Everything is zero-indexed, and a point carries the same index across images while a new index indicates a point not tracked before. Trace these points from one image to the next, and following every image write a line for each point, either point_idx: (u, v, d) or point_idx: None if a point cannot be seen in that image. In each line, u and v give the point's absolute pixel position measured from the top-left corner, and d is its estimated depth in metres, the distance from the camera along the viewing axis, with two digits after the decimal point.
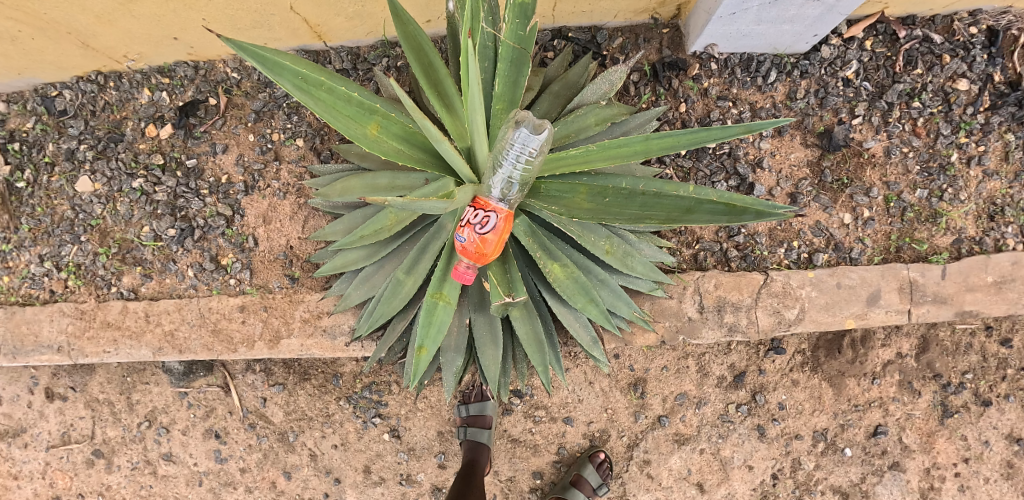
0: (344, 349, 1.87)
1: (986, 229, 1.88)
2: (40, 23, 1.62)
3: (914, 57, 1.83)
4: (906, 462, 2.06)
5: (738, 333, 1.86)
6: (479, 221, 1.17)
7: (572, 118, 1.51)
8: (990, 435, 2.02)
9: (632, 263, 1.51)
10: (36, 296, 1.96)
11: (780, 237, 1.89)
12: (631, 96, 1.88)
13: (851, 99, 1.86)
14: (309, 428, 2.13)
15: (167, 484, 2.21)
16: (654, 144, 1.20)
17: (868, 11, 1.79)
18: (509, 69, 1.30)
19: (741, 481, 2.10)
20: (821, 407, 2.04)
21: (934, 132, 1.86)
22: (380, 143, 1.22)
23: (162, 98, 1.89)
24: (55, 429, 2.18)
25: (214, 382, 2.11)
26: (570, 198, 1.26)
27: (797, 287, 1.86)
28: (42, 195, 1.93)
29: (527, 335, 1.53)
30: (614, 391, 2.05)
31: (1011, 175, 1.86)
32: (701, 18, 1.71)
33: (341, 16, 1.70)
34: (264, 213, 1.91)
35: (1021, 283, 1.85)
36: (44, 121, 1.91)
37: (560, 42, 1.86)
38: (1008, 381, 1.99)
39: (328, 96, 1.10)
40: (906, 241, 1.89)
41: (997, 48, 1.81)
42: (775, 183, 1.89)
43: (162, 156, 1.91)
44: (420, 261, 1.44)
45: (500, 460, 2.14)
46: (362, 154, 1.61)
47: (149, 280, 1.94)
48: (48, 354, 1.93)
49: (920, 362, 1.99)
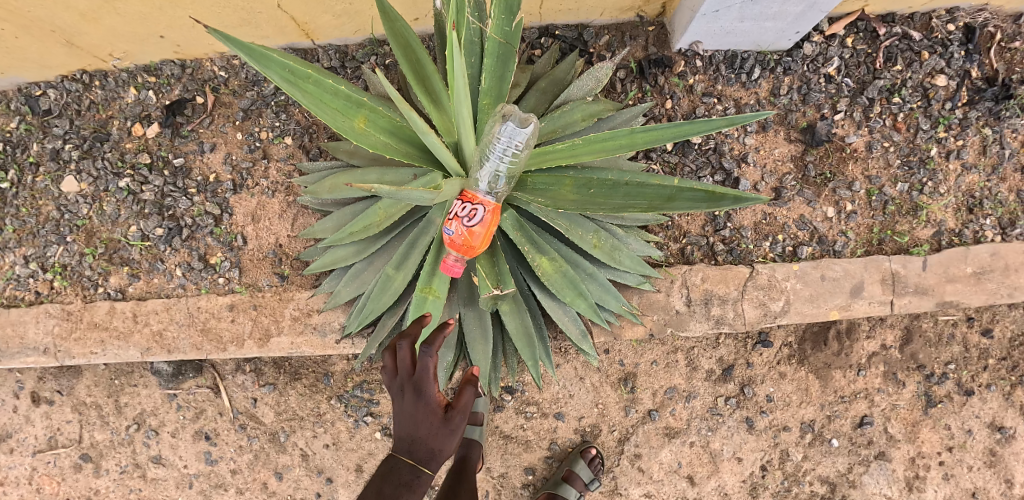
0: (334, 347, 1.87)
1: (965, 221, 1.92)
2: (23, 22, 1.61)
3: (894, 54, 1.87)
4: (892, 452, 2.09)
5: (725, 325, 1.89)
6: (467, 214, 1.18)
7: (559, 114, 1.52)
8: (972, 424, 2.06)
9: (619, 257, 1.53)
10: (21, 298, 1.94)
11: (765, 231, 1.92)
12: (618, 93, 1.90)
13: (833, 95, 1.90)
14: (300, 428, 2.12)
15: (156, 488, 2.20)
16: (639, 137, 1.22)
17: (848, 8, 1.83)
18: (495, 64, 1.32)
19: (730, 473, 2.13)
20: (808, 399, 2.07)
21: (913, 127, 1.90)
22: (368, 136, 1.23)
23: (148, 97, 1.88)
24: (41, 434, 2.15)
25: (203, 384, 2.09)
26: (556, 190, 1.28)
27: (782, 280, 1.89)
28: (26, 195, 1.91)
29: (516, 330, 1.55)
30: (605, 386, 2.07)
31: (989, 168, 1.91)
32: (685, 16, 1.74)
33: (329, 14, 1.71)
34: (252, 212, 1.90)
35: (999, 274, 1.89)
36: (28, 121, 1.89)
37: (547, 40, 1.88)
38: (989, 371, 2.03)
39: (315, 89, 1.12)
40: (888, 234, 1.92)
41: (974, 45, 1.86)
42: (759, 178, 1.92)
43: (148, 155, 1.90)
44: (408, 257, 1.46)
45: (492, 457, 2.15)
46: (350, 151, 1.61)
47: (137, 280, 1.92)
48: (33, 356, 1.91)
49: (904, 354, 2.03)
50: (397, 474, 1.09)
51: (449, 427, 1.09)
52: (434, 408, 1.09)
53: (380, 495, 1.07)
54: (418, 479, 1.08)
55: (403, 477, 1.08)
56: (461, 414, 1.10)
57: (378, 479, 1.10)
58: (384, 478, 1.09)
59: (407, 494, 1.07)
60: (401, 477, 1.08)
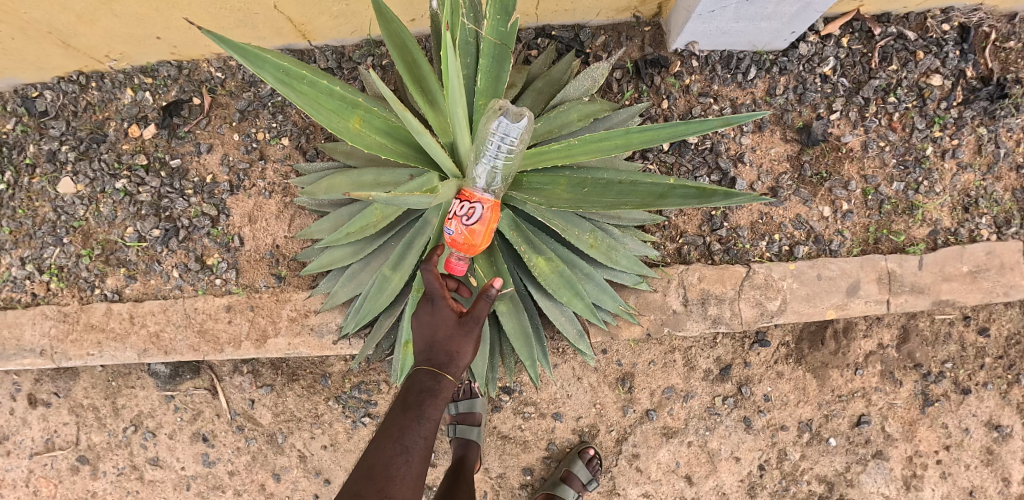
0: (331, 348, 1.87)
1: (961, 220, 1.92)
2: (20, 23, 1.61)
3: (889, 54, 1.87)
4: (889, 451, 2.09)
5: (722, 325, 1.89)
6: (465, 212, 1.21)
7: (555, 114, 1.52)
8: (969, 423, 2.06)
9: (616, 256, 1.53)
10: (17, 300, 1.94)
11: (761, 230, 1.92)
12: (615, 93, 1.90)
13: (828, 95, 1.90)
14: (298, 429, 2.12)
15: (154, 490, 2.19)
16: (635, 137, 1.22)
17: (843, 9, 1.84)
18: (491, 64, 1.32)
19: (728, 473, 2.13)
20: (805, 398, 2.07)
21: (909, 126, 1.90)
22: (363, 137, 1.23)
23: (145, 98, 1.88)
24: (38, 436, 2.15)
25: (201, 385, 2.09)
26: (550, 190, 1.30)
27: (779, 280, 1.89)
28: (23, 197, 1.91)
29: (514, 329, 1.55)
30: (602, 386, 2.07)
31: (984, 167, 1.91)
32: (681, 16, 1.74)
33: (326, 15, 1.71)
34: (249, 213, 1.90)
35: (995, 273, 1.90)
36: (25, 122, 1.89)
37: (544, 41, 1.88)
38: (986, 369, 2.03)
39: (311, 89, 1.12)
40: (884, 233, 1.93)
41: (969, 45, 1.86)
42: (756, 178, 1.92)
43: (145, 156, 1.90)
44: (405, 257, 1.46)
45: (490, 458, 2.15)
46: (347, 151, 1.61)
47: (134, 282, 1.92)
48: (30, 358, 1.91)
49: (901, 352, 2.03)
50: (419, 382, 1.18)
51: (464, 331, 1.21)
52: (449, 314, 1.22)
53: (406, 402, 1.15)
54: (439, 383, 1.18)
55: (426, 383, 1.18)
56: (475, 319, 1.21)
57: (401, 392, 1.18)
58: (408, 387, 1.18)
59: (431, 397, 1.16)
60: (424, 383, 1.17)
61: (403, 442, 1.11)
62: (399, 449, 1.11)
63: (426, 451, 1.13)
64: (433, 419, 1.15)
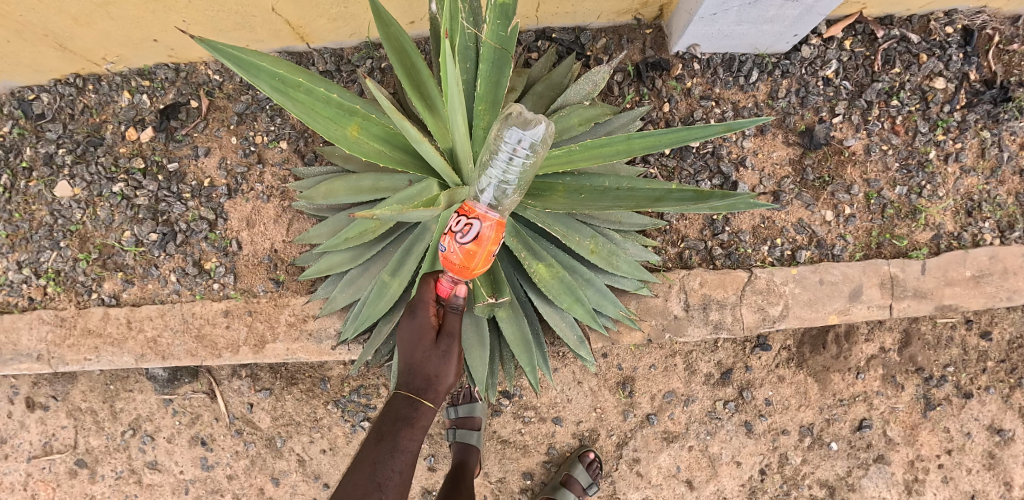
0: (331, 353, 1.86)
1: (964, 224, 1.91)
2: (15, 26, 1.60)
3: (892, 56, 1.86)
4: (891, 455, 2.08)
5: (723, 330, 1.88)
6: (461, 228, 1.17)
7: (556, 119, 1.51)
8: (971, 427, 2.05)
9: (616, 262, 1.51)
10: (14, 304, 1.93)
11: (763, 235, 1.91)
12: (615, 97, 1.89)
13: (831, 98, 1.89)
14: (297, 433, 2.11)
15: (152, 493, 2.18)
16: (636, 144, 1.21)
17: (846, 11, 1.82)
18: (490, 70, 1.31)
19: (729, 477, 2.12)
20: (807, 403, 2.06)
21: (912, 130, 1.89)
22: (361, 144, 1.22)
23: (142, 100, 1.87)
24: (36, 439, 2.14)
25: (199, 389, 2.08)
26: (548, 196, 1.29)
27: (781, 284, 1.88)
28: (20, 200, 1.90)
29: (513, 335, 1.55)
30: (603, 390, 2.06)
31: (988, 171, 1.90)
32: (682, 19, 1.73)
33: (324, 17, 1.70)
34: (247, 217, 1.89)
35: (998, 277, 1.88)
36: (21, 125, 1.88)
37: (544, 43, 1.86)
38: (988, 373, 2.02)
39: (307, 97, 1.10)
40: (887, 237, 1.91)
41: (972, 47, 1.85)
42: (757, 182, 1.91)
43: (142, 160, 1.88)
44: (404, 263, 1.45)
45: (489, 462, 2.14)
46: (345, 156, 1.60)
47: (131, 286, 1.91)
48: (26, 363, 1.90)
49: (902, 356, 2.02)
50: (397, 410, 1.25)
51: (440, 354, 1.30)
52: (427, 337, 1.30)
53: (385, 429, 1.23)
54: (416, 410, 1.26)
55: (404, 411, 1.26)
56: (450, 337, 1.31)
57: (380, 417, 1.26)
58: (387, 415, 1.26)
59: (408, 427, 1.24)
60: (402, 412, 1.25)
61: (379, 477, 1.19)
62: (375, 483, 1.18)
63: (402, 484, 1.21)
64: (408, 450, 1.23)
